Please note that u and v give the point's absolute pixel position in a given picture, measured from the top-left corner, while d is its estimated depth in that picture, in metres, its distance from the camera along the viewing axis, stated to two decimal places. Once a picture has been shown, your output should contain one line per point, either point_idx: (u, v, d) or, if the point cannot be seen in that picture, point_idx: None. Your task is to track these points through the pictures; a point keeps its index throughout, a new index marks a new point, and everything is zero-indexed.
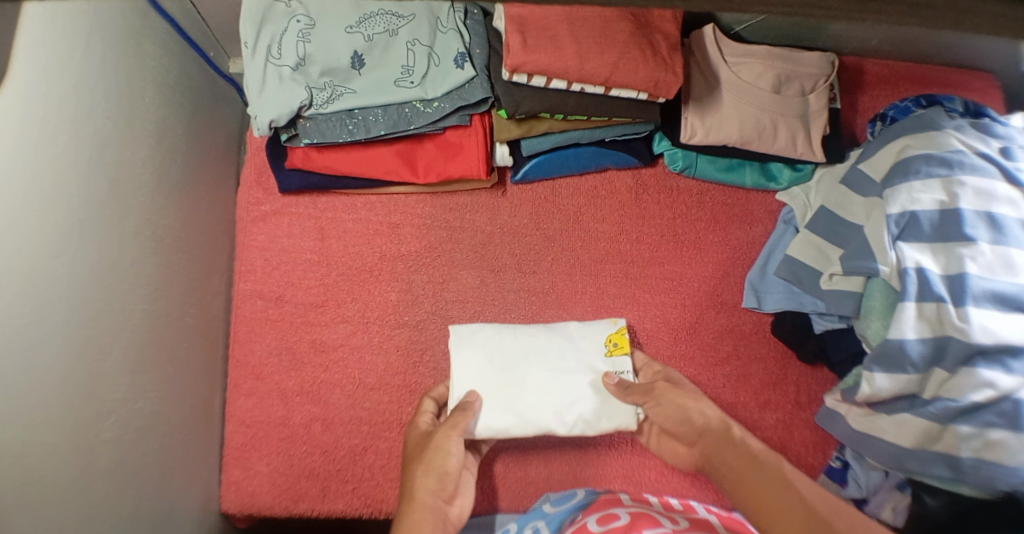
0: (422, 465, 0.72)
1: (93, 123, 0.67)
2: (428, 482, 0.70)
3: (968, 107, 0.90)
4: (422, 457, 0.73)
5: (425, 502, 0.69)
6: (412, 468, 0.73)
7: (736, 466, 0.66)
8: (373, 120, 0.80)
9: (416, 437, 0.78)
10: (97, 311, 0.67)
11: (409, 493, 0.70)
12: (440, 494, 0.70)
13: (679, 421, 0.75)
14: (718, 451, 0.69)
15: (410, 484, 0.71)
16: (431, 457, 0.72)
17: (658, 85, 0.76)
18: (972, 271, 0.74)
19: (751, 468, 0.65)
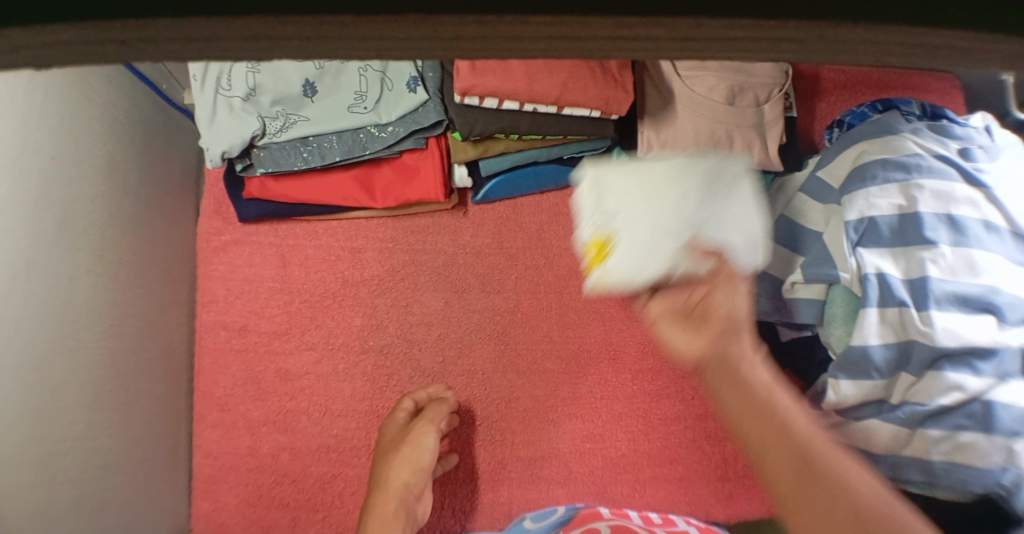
0: (400, 458, 0.77)
1: (38, 164, 0.66)
2: (400, 475, 0.76)
3: (925, 109, 0.91)
4: (397, 450, 0.79)
5: (400, 495, 0.75)
6: (386, 458, 0.79)
7: (761, 421, 0.70)
8: (327, 147, 0.80)
9: (391, 429, 0.82)
10: (49, 349, 0.66)
11: (383, 483, 0.76)
12: (411, 489, 0.76)
13: (720, 316, 0.76)
14: (725, 372, 0.74)
15: (385, 475, 0.77)
16: (409, 455, 0.77)
17: (609, 102, 0.77)
18: (932, 273, 0.74)
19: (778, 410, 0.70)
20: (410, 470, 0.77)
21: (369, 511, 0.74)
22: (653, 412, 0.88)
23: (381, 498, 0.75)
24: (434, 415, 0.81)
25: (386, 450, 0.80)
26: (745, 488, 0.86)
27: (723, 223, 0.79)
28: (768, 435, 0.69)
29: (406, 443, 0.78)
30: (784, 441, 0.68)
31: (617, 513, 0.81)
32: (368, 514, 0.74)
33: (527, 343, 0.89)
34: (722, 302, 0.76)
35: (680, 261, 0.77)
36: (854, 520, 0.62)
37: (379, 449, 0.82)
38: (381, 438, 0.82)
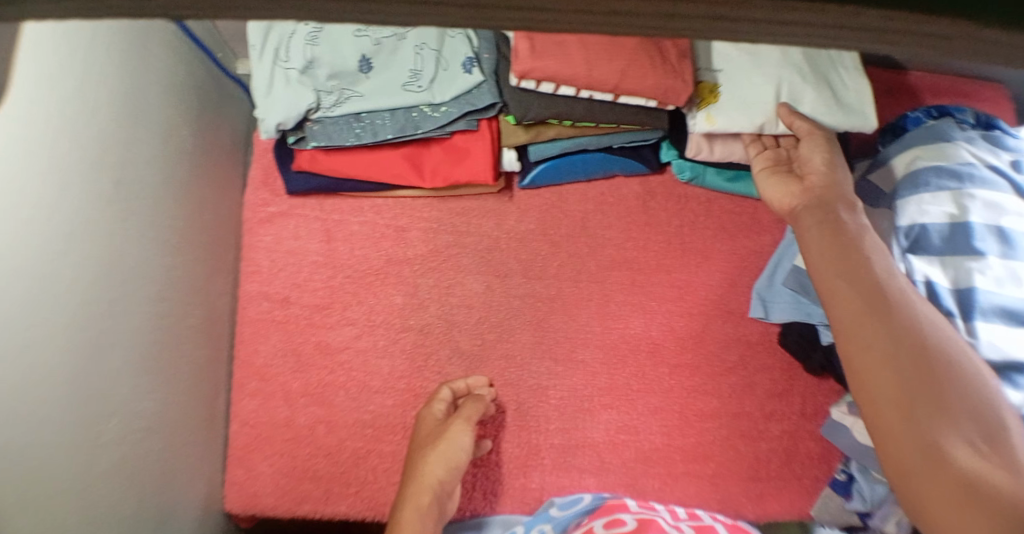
0: (435, 454, 0.78)
1: (99, 128, 0.67)
2: (436, 472, 0.77)
3: (979, 118, 0.89)
4: (433, 445, 0.79)
5: (435, 492, 0.76)
6: (421, 452, 0.79)
7: (863, 318, 0.56)
8: (380, 124, 0.81)
9: (426, 421, 0.82)
10: (100, 312, 0.67)
11: (419, 476, 0.77)
12: (444, 485, 0.77)
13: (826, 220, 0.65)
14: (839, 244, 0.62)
15: (421, 468, 0.77)
16: (445, 451, 0.78)
17: (666, 92, 0.75)
18: (980, 283, 0.73)
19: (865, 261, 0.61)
20: (445, 468, 0.77)
21: (403, 502, 0.76)
22: (689, 408, 0.88)
23: (417, 494, 0.76)
24: (474, 414, 0.81)
25: (421, 441, 0.80)
26: (777, 489, 0.86)
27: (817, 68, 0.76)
28: (884, 356, 0.54)
29: (441, 437, 0.79)
30: (904, 351, 0.54)
31: (645, 506, 0.82)
32: (402, 507, 0.75)
33: (566, 331, 0.89)
34: (813, 152, 0.74)
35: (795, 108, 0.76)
36: (913, 352, 0.54)
37: (414, 437, 0.82)
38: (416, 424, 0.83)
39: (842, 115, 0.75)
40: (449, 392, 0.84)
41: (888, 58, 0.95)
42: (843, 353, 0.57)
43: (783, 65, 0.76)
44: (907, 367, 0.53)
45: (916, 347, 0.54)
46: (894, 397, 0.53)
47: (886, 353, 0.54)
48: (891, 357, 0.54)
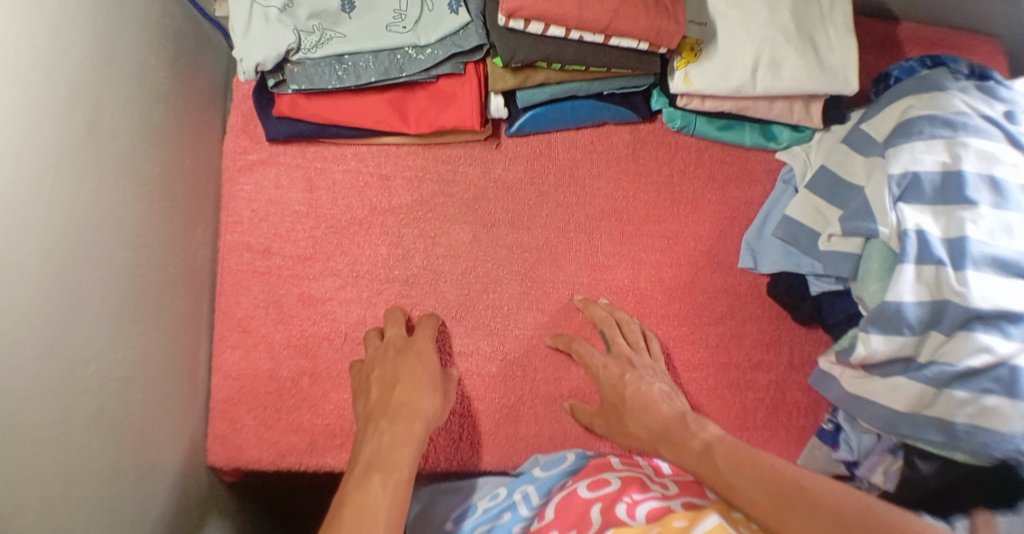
0: (411, 363, 0.78)
1: (71, 62, 0.65)
2: (416, 378, 0.76)
3: (973, 69, 0.87)
4: (403, 357, 0.79)
5: (422, 393, 0.75)
6: (394, 363, 0.78)
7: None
8: (363, 66, 0.78)
9: (387, 343, 0.81)
10: (74, 256, 0.64)
11: (401, 386, 0.75)
12: (432, 386, 0.77)
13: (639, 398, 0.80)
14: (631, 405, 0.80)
15: (398, 377, 0.76)
16: (418, 359, 0.79)
17: (659, 34, 0.74)
18: (972, 232, 0.73)
19: (703, 450, 0.71)
20: (424, 374, 0.77)
21: (393, 409, 0.73)
22: (676, 359, 0.88)
23: (407, 399, 0.74)
24: (429, 329, 0.83)
25: (403, 353, 0.79)
26: (763, 439, 0.87)
27: (802, 28, 0.81)
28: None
29: (424, 351, 0.80)
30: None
31: (628, 462, 0.81)
32: (393, 414, 0.72)
33: (554, 282, 0.88)
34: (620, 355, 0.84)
35: (780, 64, 0.80)
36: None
37: (382, 354, 0.80)
38: (382, 346, 0.82)
39: (822, 78, 0.81)
40: (395, 316, 0.84)
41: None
42: (747, 519, 0.64)
43: (771, 25, 0.81)
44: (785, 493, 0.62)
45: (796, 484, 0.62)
46: (818, 531, 0.57)
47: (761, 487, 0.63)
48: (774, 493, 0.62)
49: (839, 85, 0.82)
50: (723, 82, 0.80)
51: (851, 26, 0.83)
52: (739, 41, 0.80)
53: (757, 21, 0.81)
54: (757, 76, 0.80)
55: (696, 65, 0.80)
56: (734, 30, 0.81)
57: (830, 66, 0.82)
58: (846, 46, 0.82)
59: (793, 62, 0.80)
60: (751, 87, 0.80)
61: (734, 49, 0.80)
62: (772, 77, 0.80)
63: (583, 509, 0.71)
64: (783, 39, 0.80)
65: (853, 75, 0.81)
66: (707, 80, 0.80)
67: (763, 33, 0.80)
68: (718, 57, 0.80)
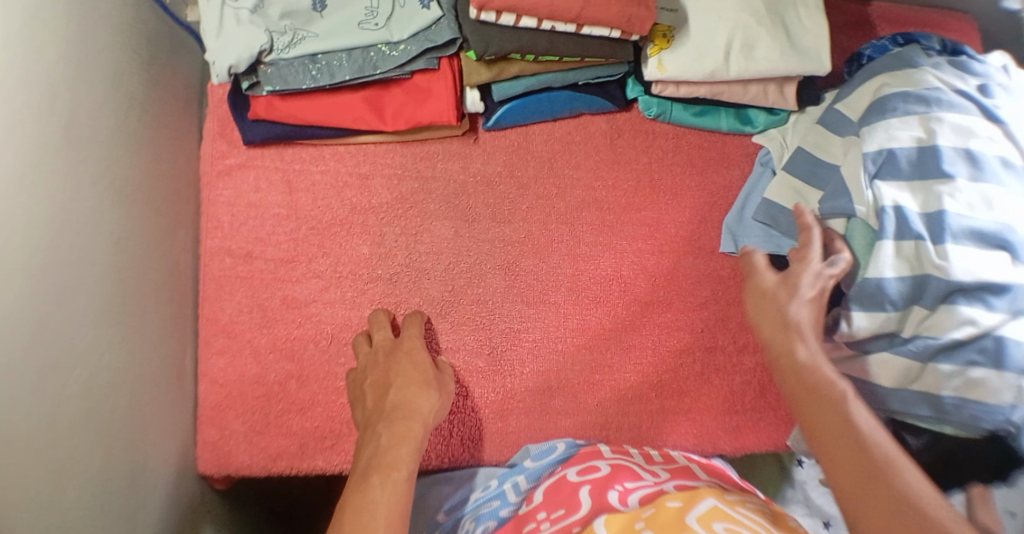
0: (406, 363, 0.78)
1: (45, 65, 0.65)
2: (412, 378, 0.77)
3: (944, 45, 0.88)
4: (396, 358, 0.79)
5: (418, 393, 0.76)
6: (387, 367, 0.78)
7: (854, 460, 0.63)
8: (337, 65, 0.78)
9: (377, 347, 0.81)
10: (57, 260, 0.64)
11: (396, 389, 0.76)
12: (427, 384, 0.77)
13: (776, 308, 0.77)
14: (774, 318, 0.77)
15: (392, 380, 0.77)
16: (411, 358, 0.79)
17: (631, 20, 0.75)
18: (950, 206, 0.73)
19: (819, 398, 0.69)
20: (419, 373, 0.78)
21: (389, 412, 0.73)
22: (663, 345, 0.88)
23: (403, 401, 0.74)
24: (417, 326, 0.83)
25: (392, 355, 0.79)
26: (753, 421, 0.87)
27: (772, 9, 0.82)
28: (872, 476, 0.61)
29: (416, 350, 0.81)
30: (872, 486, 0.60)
31: (618, 450, 0.80)
32: (389, 417, 0.73)
33: (538, 274, 0.88)
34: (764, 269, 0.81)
35: (752, 45, 0.81)
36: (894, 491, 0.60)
37: (372, 360, 0.80)
38: (372, 352, 0.81)
39: (794, 58, 0.82)
40: (383, 316, 0.84)
41: None
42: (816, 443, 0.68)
43: (741, 7, 0.81)
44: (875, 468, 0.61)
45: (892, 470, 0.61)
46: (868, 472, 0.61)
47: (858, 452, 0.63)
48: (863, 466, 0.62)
49: (811, 64, 0.83)
50: (698, 67, 0.80)
51: (820, 5, 0.84)
52: (710, 25, 0.81)
53: (727, 3, 0.81)
54: (730, 58, 0.81)
55: (671, 52, 0.81)
56: (705, 14, 0.81)
57: (801, 46, 0.82)
58: (817, 24, 0.83)
59: (764, 43, 0.81)
60: (725, 69, 0.81)
61: (707, 33, 0.81)
62: (745, 59, 0.81)
63: (572, 489, 0.72)
64: (754, 20, 0.81)
65: (825, 53, 0.82)
66: (681, 66, 0.81)
67: (734, 15, 0.81)
68: (691, 44, 0.81)
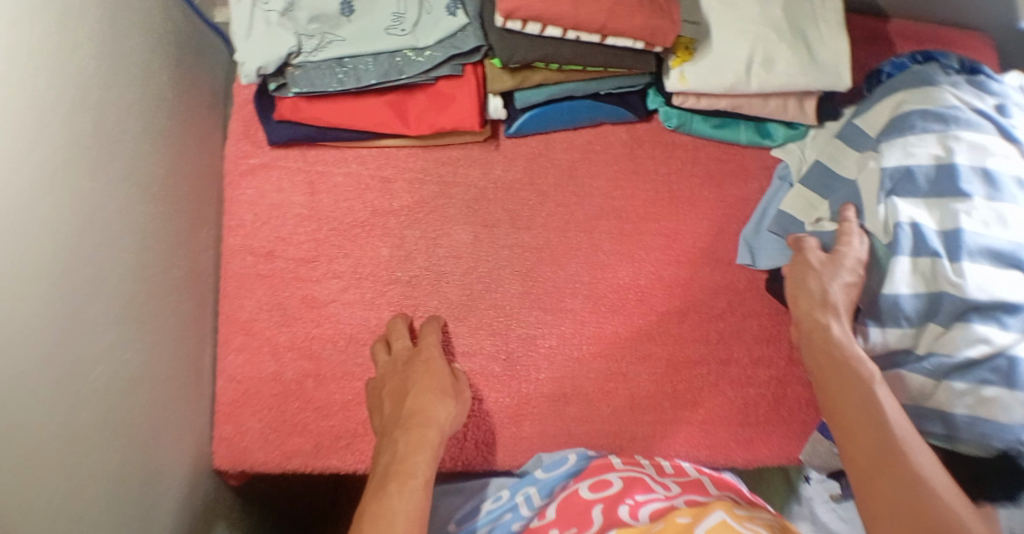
0: (422, 370, 0.78)
1: (77, 65, 0.66)
2: (429, 386, 0.77)
3: (963, 63, 0.88)
4: (413, 366, 0.79)
5: (434, 401, 0.76)
6: (403, 375, 0.78)
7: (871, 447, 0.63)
8: (363, 69, 0.79)
9: (396, 355, 0.82)
10: (81, 256, 0.65)
11: (412, 397, 0.76)
12: (444, 392, 0.77)
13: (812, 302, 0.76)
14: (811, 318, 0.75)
15: (409, 387, 0.77)
16: (429, 366, 0.79)
17: (654, 32, 0.76)
18: (965, 224, 0.74)
19: (843, 384, 0.69)
20: (436, 381, 0.78)
21: (406, 421, 0.74)
22: (677, 355, 0.88)
23: (419, 409, 0.75)
24: (434, 335, 0.83)
25: (411, 364, 0.79)
26: (765, 433, 0.87)
27: (794, 24, 0.83)
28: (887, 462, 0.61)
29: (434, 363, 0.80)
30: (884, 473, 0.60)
31: (629, 462, 0.81)
32: (406, 426, 0.73)
33: (555, 280, 0.89)
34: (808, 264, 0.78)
35: (772, 60, 0.82)
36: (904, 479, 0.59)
37: (391, 369, 0.81)
38: (391, 360, 0.81)
39: (814, 72, 0.82)
40: (403, 323, 0.85)
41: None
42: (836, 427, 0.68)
43: (762, 22, 0.82)
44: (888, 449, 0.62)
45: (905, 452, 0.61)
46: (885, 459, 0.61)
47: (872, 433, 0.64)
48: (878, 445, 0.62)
49: (830, 79, 0.83)
50: (717, 80, 0.81)
51: (843, 20, 0.84)
52: (731, 38, 0.82)
53: (749, 17, 0.82)
54: (749, 72, 0.82)
55: (692, 65, 0.82)
56: (727, 28, 0.82)
57: (821, 60, 0.83)
58: (837, 40, 0.83)
59: (784, 58, 0.81)
60: (744, 83, 0.82)
61: (728, 46, 0.82)
62: (764, 73, 0.82)
63: (584, 508, 0.73)
64: (775, 34, 0.82)
65: (845, 68, 0.83)
66: (701, 79, 0.82)
67: (755, 29, 0.82)
68: (711, 58, 0.82)
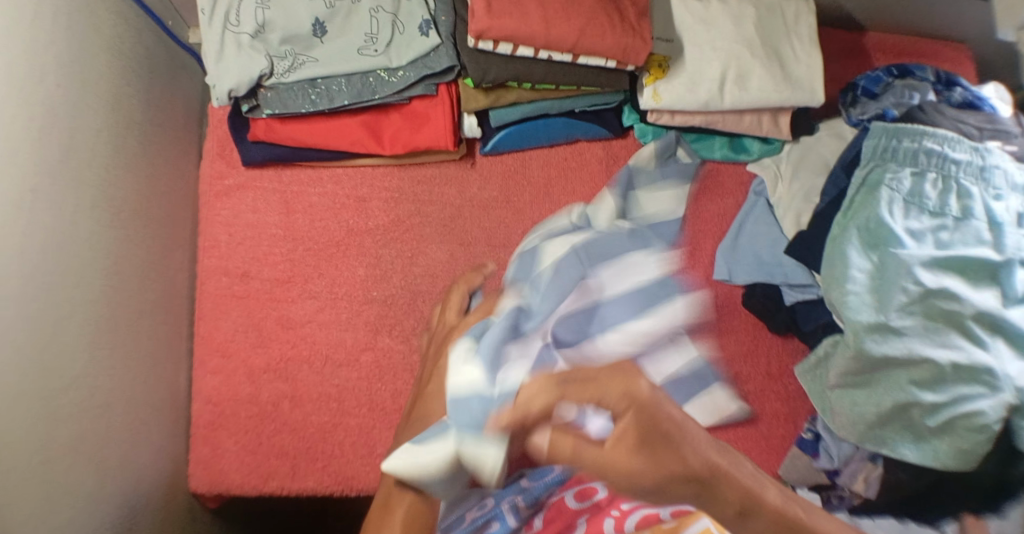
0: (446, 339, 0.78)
1: (45, 92, 0.66)
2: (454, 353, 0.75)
3: (939, 75, 0.87)
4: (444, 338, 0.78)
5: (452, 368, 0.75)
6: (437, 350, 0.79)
7: None
8: (336, 90, 0.79)
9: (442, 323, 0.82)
10: (50, 284, 0.65)
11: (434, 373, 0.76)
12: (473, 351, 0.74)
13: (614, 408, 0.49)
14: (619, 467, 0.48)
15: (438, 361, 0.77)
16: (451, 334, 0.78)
17: (627, 52, 0.76)
18: (933, 249, 0.75)
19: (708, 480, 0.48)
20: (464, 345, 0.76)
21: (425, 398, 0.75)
22: None
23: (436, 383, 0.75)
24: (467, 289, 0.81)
25: (443, 337, 0.79)
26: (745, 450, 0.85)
27: (767, 41, 0.83)
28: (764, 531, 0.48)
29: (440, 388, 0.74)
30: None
31: None
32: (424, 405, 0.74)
33: None
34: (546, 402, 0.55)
35: (745, 76, 0.82)
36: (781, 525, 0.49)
37: (436, 340, 0.81)
38: (435, 331, 0.82)
39: (788, 89, 0.82)
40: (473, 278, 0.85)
41: (836, 9, 1.00)
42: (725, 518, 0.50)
43: (736, 38, 0.82)
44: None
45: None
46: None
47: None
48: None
49: (804, 95, 0.84)
50: (693, 98, 0.81)
51: (815, 37, 0.85)
52: (705, 55, 0.82)
53: (723, 34, 0.82)
54: (723, 88, 0.82)
55: (666, 82, 0.81)
56: (701, 45, 0.82)
57: (794, 77, 0.83)
58: (808, 55, 0.84)
59: (758, 75, 0.82)
60: (717, 99, 0.82)
61: (703, 63, 0.82)
62: (739, 90, 0.82)
63: None
64: (748, 51, 0.82)
65: (818, 84, 0.84)
66: (676, 97, 0.81)
67: (729, 46, 0.82)
68: (686, 77, 0.81)
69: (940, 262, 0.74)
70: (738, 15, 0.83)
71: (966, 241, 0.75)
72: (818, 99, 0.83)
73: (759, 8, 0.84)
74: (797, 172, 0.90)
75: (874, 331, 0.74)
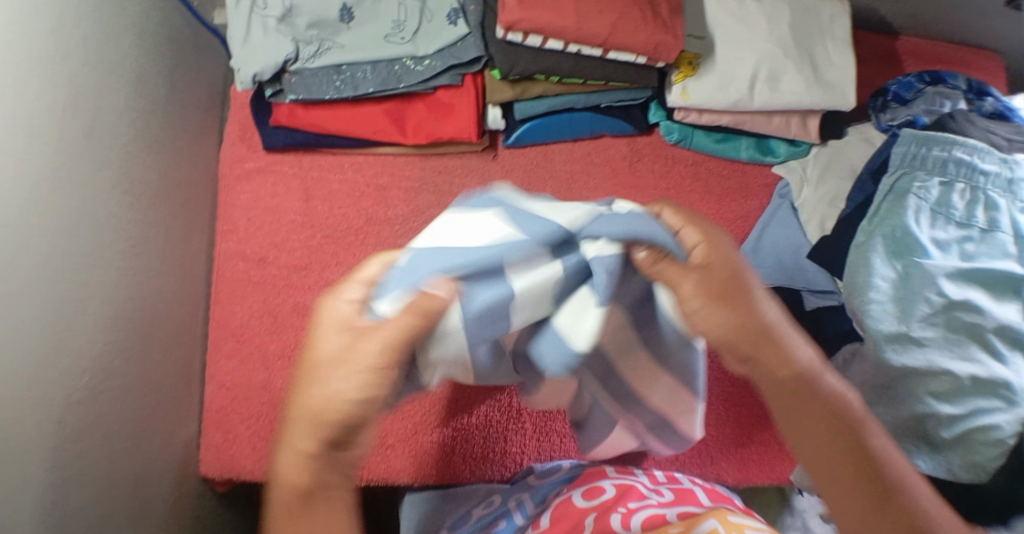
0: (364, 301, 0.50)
1: (70, 70, 0.65)
2: None
3: (971, 85, 0.86)
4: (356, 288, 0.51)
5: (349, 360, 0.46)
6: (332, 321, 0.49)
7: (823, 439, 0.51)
8: (361, 77, 0.78)
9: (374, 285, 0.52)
10: (69, 266, 0.64)
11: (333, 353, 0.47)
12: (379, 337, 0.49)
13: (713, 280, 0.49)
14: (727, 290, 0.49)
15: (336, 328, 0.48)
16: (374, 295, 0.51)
17: (658, 47, 0.74)
18: (959, 262, 0.74)
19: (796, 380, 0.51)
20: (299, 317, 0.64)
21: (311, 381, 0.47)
22: None
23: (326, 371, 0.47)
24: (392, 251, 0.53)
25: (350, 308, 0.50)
26: (758, 456, 0.86)
27: (801, 42, 0.82)
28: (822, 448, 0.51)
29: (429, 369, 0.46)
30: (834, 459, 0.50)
31: (622, 470, 0.79)
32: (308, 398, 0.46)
33: None
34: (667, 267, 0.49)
35: (777, 77, 0.80)
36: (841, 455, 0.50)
37: None
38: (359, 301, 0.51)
39: (819, 92, 0.81)
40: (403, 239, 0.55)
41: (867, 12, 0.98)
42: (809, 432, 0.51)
43: (769, 39, 0.81)
44: (874, 484, 0.49)
45: (865, 445, 0.51)
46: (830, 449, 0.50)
47: (853, 475, 0.50)
48: (851, 464, 0.50)
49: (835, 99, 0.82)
50: (722, 97, 0.80)
51: (849, 39, 0.83)
52: (736, 55, 0.81)
53: (756, 34, 0.81)
54: (753, 88, 0.81)
55: (694, 80, 0.81)
56: (733, 45, 0.81)
57: (825, 79, 0.82)
58: (842, 58, 0.82)
59: (789, 76, 0.80)
60: (747, 99, 0.81)
61: (735, 63, 0.80)
62: (769, 92, 0.80)
63: (579, 516, 0.70)
64: (780, 51, 0.81)
65: (850, 88, 0.82)
66: (706, 95, 0.80)
67: (762, 46, 0.81)
68: (716, 77, 0.80)
69: (964, 274, 0.73)
70: (771, 16, 0.82)
71: (991, 254, 0.74)
72: (849, 103, 0.82)
73: (793, 8, 0.83)
74: (824, 175, 0.88)
75: (893, 340, 0.73)
